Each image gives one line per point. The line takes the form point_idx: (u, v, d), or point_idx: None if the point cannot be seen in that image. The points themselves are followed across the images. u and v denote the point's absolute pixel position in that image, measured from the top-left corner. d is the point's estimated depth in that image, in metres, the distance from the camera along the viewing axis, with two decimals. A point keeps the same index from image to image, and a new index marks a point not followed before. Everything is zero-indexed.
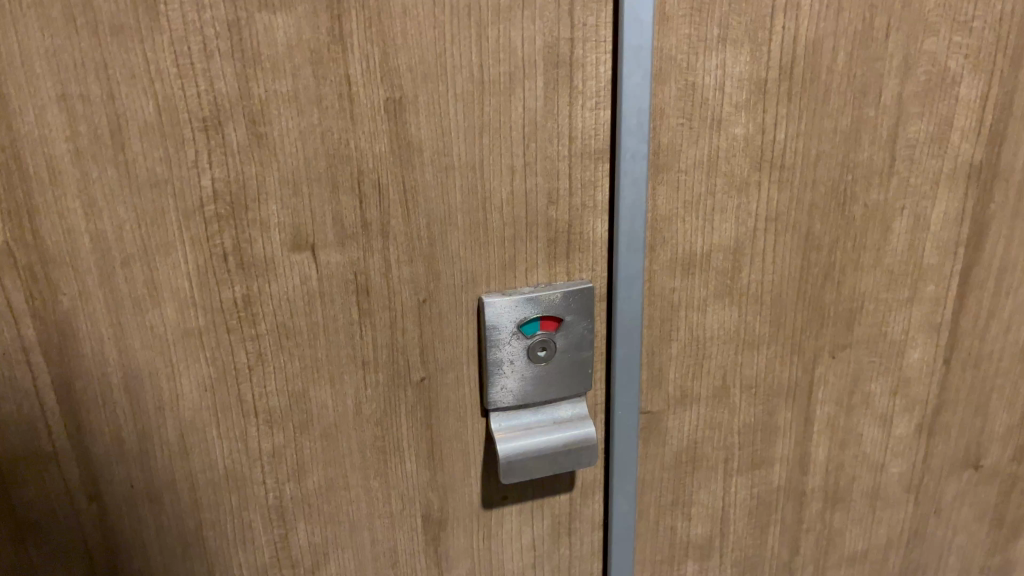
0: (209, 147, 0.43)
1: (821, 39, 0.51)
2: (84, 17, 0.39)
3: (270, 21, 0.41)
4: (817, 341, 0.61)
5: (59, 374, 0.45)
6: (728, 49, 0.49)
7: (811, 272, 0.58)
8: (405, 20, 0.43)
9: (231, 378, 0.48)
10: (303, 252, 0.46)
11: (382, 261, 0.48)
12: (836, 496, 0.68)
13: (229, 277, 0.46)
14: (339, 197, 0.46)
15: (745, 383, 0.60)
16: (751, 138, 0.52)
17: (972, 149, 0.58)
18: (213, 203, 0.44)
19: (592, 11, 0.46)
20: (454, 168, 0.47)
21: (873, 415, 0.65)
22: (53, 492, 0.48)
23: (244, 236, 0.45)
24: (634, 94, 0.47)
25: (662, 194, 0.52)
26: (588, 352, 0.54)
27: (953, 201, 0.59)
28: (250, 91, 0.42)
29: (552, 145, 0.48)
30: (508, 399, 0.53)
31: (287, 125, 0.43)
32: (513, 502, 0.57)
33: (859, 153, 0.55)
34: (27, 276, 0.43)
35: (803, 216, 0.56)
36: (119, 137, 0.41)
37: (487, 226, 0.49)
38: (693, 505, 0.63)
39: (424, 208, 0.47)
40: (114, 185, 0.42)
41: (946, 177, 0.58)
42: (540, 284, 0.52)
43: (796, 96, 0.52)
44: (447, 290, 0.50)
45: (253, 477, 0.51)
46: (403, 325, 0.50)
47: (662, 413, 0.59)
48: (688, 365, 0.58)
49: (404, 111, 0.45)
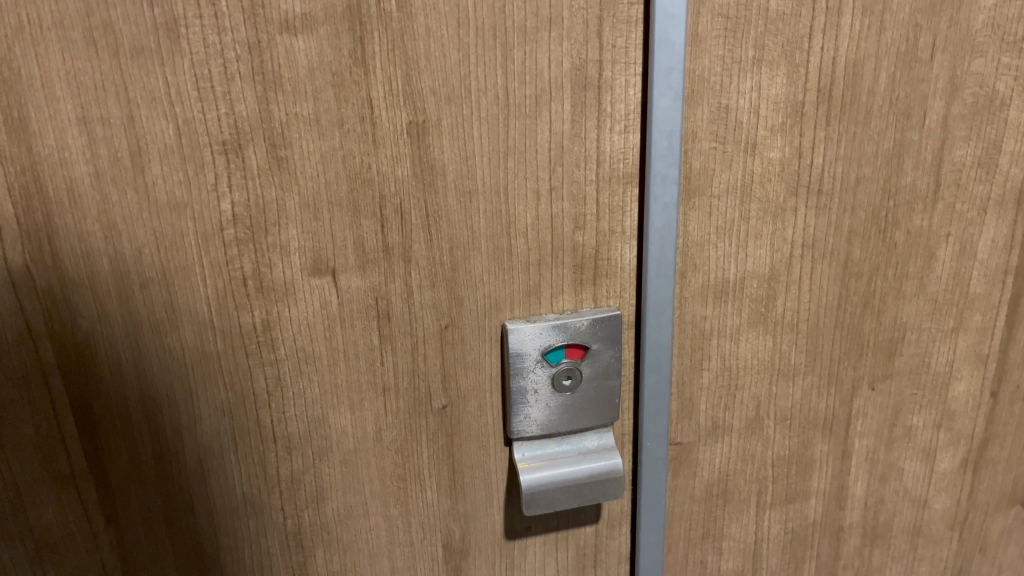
0: (229, 169, 0.42)
1: (862, 60, 0.49)
2: (104, 40, 0.39)
3: (291, 44, 0.41)
4: (855, 372, 0.58)
5: (78, 397, 0.45)
6: (763, 71, 0.48)
7: (850, 300, 0.56)
8: (429, 42, 0.42)
9: (250, 404, 0.47)
10: (323, 276, 0.46)
11: (403, 287, 0.47)
12: (875, 532, 0.65)
13: (249, 301, 0.45)
14: (360, 221, 0.45)
15: (780, 414, 0.58)
16: (787, 162, 0.50)
17: (1021, 173, 0.55)
18: (233, 226, 0.43)
19: (621, 32, 0.44)
20: (478, 193, 0.46)
21: (915, 449, 0.63)
22: (70, 514, 0.48)
23: (264, 260, 0.44)
24: (664, 117, 0.46)
25: (694, 220, 0.50)
26: (615, 381, 0.52)
27: (1002, 228, 0.57)
28: (271, 114, 0.42)
29: (579, 169, 0.47)
30: (532, 428, 0.51)
31: (308, 148, 0.43)
32: (536, 533, 0.56)
33: (901, 178, 0.53)
34: (46, 297, 0.43)
35: (842, 242, 0.54)
36: (139, 160, 0.41)
37: (511, 251, 0.48)
38: (724, 539, 0.61)
39: (447, 233, 0.46)
40: (133, 208, 0.42)
41: (994, 203, 0.56)
42: (566, 311, 0.50)
43: (835, 119, 0.50)
44: (469, 316, 0.49)
45: (271, 503, 0.50)
46: (425, 351, 0.49)
47: (692, 444, 0.57)
48: (720, 396, 0.56)
49: (428, 134, 0.44)
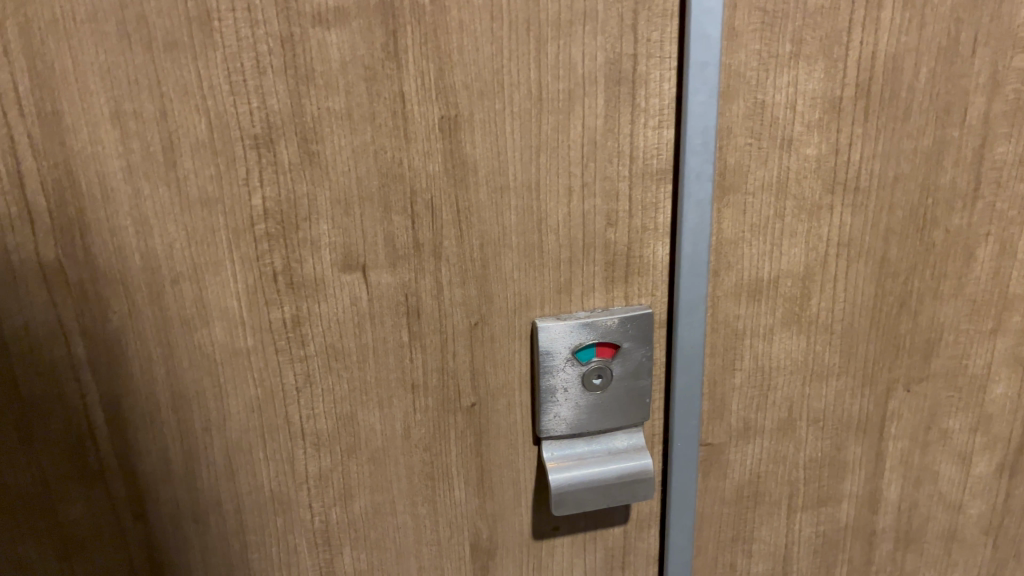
0: (260, 164, 0.42)
1: (902, 55, 0.48)
2: (138, 33, 0.38)
3: (324, 37, 0.40)
4: (890, 373, 0.57)
5: (108, 392, 0.45)
6: (801, 65, 0.47)
7: (886, 300, 0.54)
8: (461, 36, 0.42)
9: (279, 400, 0.47)
10: (353, 273, 0.45)
11: (434, 283, 0.46)
12: (908, 537, 0.64)
13: (279, 297, 0.45)
14: (391, 217, 0.44)
15: (813, 416, 0.57)
16: (824, 159, 0.49)
17: None
18: (264, 221, 0.43)
19: (657, 26, 0.44)
20: (510, 189, 0.45)
21: (950, 452, 0.61)
22: (100, 509, 0.48)
23: (294, 256, 0.44)
24: (699, 112, 0.45)
25: (728, 217, 0.49)
26: (646, 380, 0.51)
27: None
28: (302, 108, 0.41)
29: (612, 165, 0.46)
30: (561, 427, 0.51)
31: (340, 143, 0.42)
32: (564, 534, 0.55)
33: (940, 175, 0.52)
34: (78, 292, 0.43)
35: (878, 241, 0.53)
36: (171, 155, 0.41)
37: (542, 248, 0.47)
38: (754, 542, 0.60)
39: (478, 229, 0.46)
40: (165, 203, 0.42)
41: None
42: (597, 309, 0.50)
43: (873, 115, 0.49)
44: (499, 314, 0.48)
45: (299, 500, 0.50)
46: (454, 349, 0.48)
47: (723, 445, 0.56)
48: (753, 396, 0.55)
49: (459, 129, 0.43)
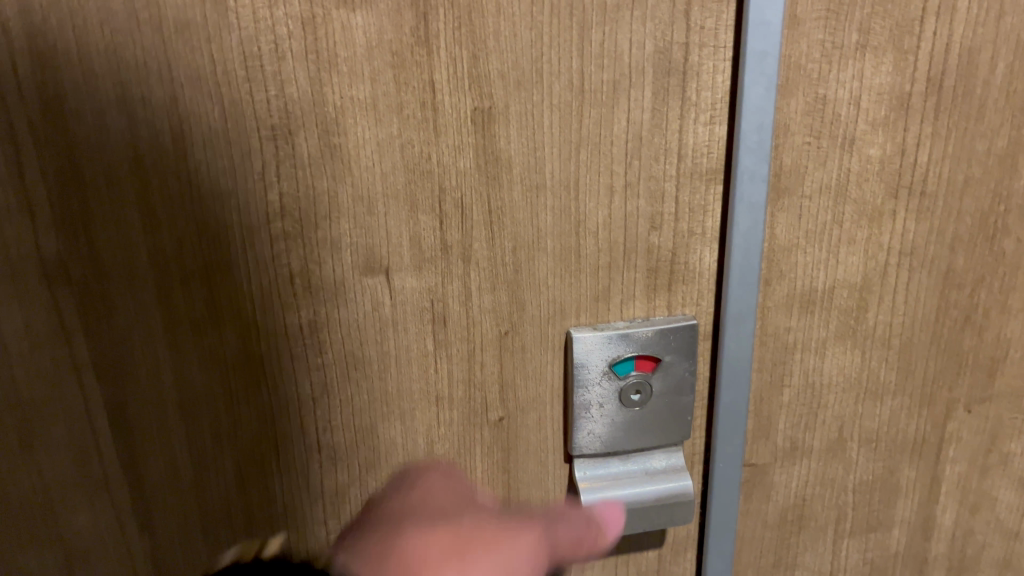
0: (278, 157, 0.39)
1: (978, 48, 0.44)
2: (147, 11, 0.35)
3: (349, 20, 0.37)
4: (950, 393, 0.53)
5: (112, 396, 0.42)
6: (867, 58, 0.43)
7: (949, 313, 0.50)
8: (498, 20, 0.38)
9: (295, 410, 0.44)
10: (376, 275, 0.42)
11: (461, 287, 0.43)
12: (962, 565, 0.59)
13: (296, 300, 0.42)
14: (417, 216, 0.41)
15: (865, 436, 0.53)
16: (888, 160, 0.45)
17: None
18: (280, 220, 0.40)
19: (711, 12, 0.40)
20: (545, 188, 0.42)
21: (1010, 477, 0.57)
22: (104, 521, 0.45)
23: (313, 257, 0.41)
24: (756, 108, 0.41)
25: (783, 224, 0.45)
26: (688, 397, 0.47)
27: None
28: (324, 97, 0.38)
29: (658, 163, 0.43)
30: (594, 445, 0.47)
31: (363, 136, 0.39)
32: (594, 556, 0.52)
33: (1014, 180, 0.47)
34: (82, 290, 0.40)
35: (944, 250, 0.48)
36: (181, 145, 0.38)
37: (580, 252, 0.44)
38: (797, 569, 0.56)
39: (510, 230, 0.42)
40: (175, 197, 0.39)
41: None
42: (636, 319, 0.46)
43: (944, 113, 0.45)
44: (531, 322, 0.44)
45: (314, 514, 0.47)
46: (483, 359, 0.45)
47: (767, 466, 0.52)
48: (801, 415, 0.51)
49: (494, 122, 0.40)
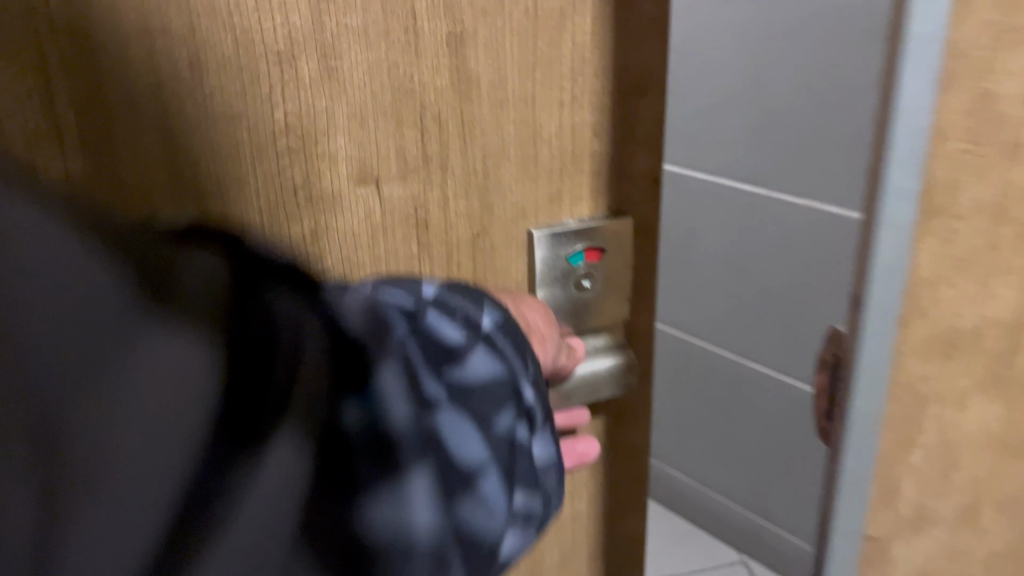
0: (285, 79, 0.37)
1: None
2: None
3: None
4: None
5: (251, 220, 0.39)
6: None
7: None
8: None
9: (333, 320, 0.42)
10: (368, 185, 0.41)
11: (438, 196, 0.43)
12: None
13: (298, 210, 0.40)
14: (402, 131, 0.41)
15: (999, 500, 0.44)
16: None
17: None
18: (287, 122, 0.38)
19: None
20: (485, 96, 0.42)
21: None
22: None
23: (312, 171, 0.39)
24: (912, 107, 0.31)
25: (927, 252, 0.35)
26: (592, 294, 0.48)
27: None
28: (321, 25, 0.37)
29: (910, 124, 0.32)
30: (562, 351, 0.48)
31: (356, 60, 0.39)
32: None
33: None
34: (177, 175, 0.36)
35: None
36: (240, 65, 0.36)
37: (537, 158, 0.45)
38: None
39: (480, 138, 0.43)
40: (225, 102, 0.36)
41: None
42: (582, 216, 0.47)
43: None
44: (501, 224, 0.45)
45: None
46: (459, 262, 0.45)
47: (890, 541, 0.41)
48: (936, 481, 0.41)
49: (464, 45, 0.41)
